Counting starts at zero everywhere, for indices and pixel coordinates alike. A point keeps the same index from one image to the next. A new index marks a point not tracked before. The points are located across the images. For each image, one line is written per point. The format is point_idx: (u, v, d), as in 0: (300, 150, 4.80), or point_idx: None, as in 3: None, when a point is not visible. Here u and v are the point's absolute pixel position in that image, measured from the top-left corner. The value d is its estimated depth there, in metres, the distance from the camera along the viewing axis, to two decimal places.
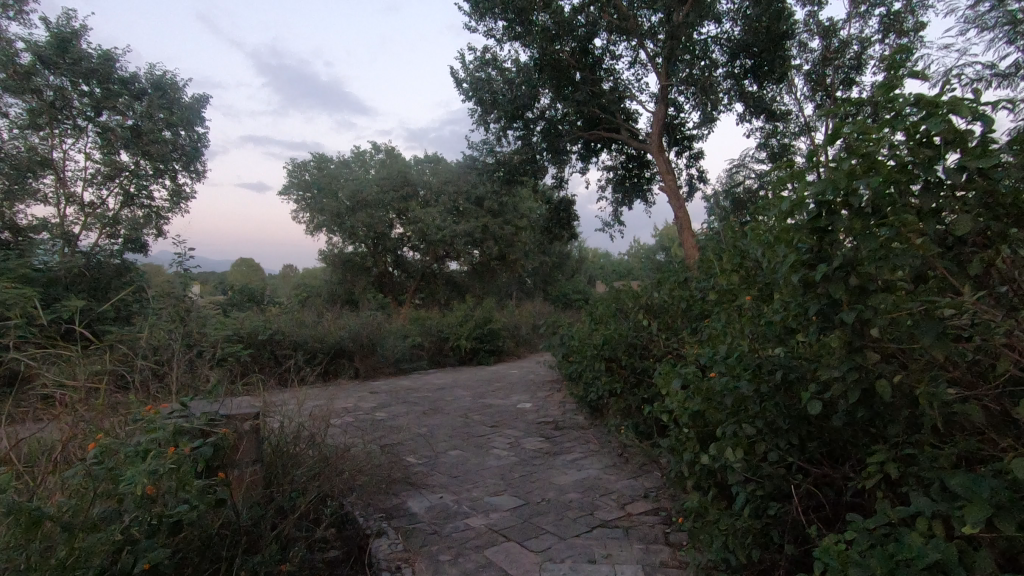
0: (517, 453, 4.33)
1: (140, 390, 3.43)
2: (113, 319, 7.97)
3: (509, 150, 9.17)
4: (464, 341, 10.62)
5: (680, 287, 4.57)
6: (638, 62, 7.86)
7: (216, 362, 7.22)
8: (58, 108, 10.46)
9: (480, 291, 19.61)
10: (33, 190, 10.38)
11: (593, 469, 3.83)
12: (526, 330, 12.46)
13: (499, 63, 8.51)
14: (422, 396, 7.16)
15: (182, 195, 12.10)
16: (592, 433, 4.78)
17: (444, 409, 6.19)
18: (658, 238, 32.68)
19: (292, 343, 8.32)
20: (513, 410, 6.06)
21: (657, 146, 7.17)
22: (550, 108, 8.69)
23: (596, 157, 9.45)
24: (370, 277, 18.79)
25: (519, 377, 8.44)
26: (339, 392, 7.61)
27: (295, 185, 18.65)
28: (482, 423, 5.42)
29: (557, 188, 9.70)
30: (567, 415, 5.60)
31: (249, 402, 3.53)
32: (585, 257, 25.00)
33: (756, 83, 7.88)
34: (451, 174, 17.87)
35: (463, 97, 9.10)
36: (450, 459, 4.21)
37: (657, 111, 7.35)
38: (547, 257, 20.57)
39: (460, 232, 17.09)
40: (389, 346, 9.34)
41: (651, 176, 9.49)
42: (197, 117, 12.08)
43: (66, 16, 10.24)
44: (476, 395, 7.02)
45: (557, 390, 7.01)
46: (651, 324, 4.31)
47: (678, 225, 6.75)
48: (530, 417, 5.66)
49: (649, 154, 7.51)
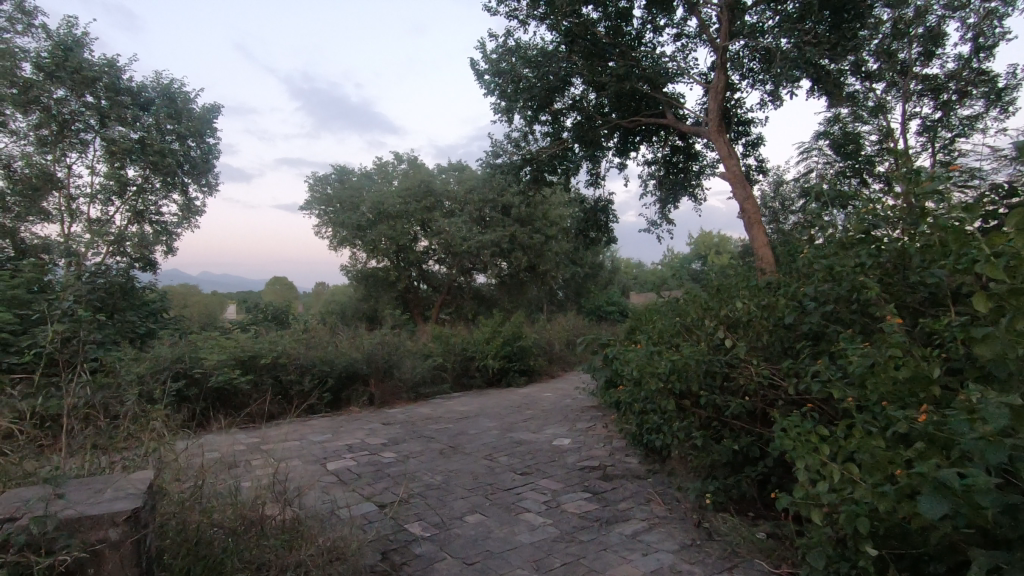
0: (556, 519, 3.23)
1: (20, 459, 2.47)
2: (103, 343, 7.27)
3: (536, 147, 8.23)
4: (491, 360, 9.58)
5: (769, 294, 3.45)
6: (685, 35, 6.78)
7: (205, 391, 6.41)
8: (64, 122, 10.08)
9: (509, 306, 18.61)
10: (43, 208, 10.09)
11: (665, 553, 2.71)
12: (558, 347, 11.39)
13: (523, 48, 7.50)
14: (443, 428, 6.16)
15: (194, 209, 11.51)
16: (657, 489, 3.65)
17: (465, 447, 5.15)
18: (692, 246, 31.33)
19: (298, 366, 7.40)
20: (550, 448, 4.98)
21: (716, 127, 5.98)
22: (584, 97, 7.69)
23: (635, 151, 8.35)
24: (394, 292, 18.06)
25: (554, 403, 7.36)
26: (350, 424, 6.66)
27: (317, 200, 18.01)
28: (510, 470, 4.34)
29: (592, 186, 8.58)
30: (618, 457, 4.49)
31: (173, 480, 2.54)
32: (619, 267, 23.76)
33: (834, 62, 7.00)
34: (476, 181, 16.84)
35: (484, 90, 8.16)
36: (468, 530, 3.13)
37: (715, 86, 6.15)
38: (578, 268, 19.47)
39: (486, 242, 16.09)
40: (407, 368, 8.37)
41: (700, 169, 8.30)
42: (208, 128, 11.47)
43: (67, 23, 9.77)
44: (505, 428, 5.96)
45: (600, 421, 5.88)
46: (735, 344, 3.18)
47: (745, 220, 5.56)
48: (570, 460, 4.56)
49: (704, 138, 6.28)
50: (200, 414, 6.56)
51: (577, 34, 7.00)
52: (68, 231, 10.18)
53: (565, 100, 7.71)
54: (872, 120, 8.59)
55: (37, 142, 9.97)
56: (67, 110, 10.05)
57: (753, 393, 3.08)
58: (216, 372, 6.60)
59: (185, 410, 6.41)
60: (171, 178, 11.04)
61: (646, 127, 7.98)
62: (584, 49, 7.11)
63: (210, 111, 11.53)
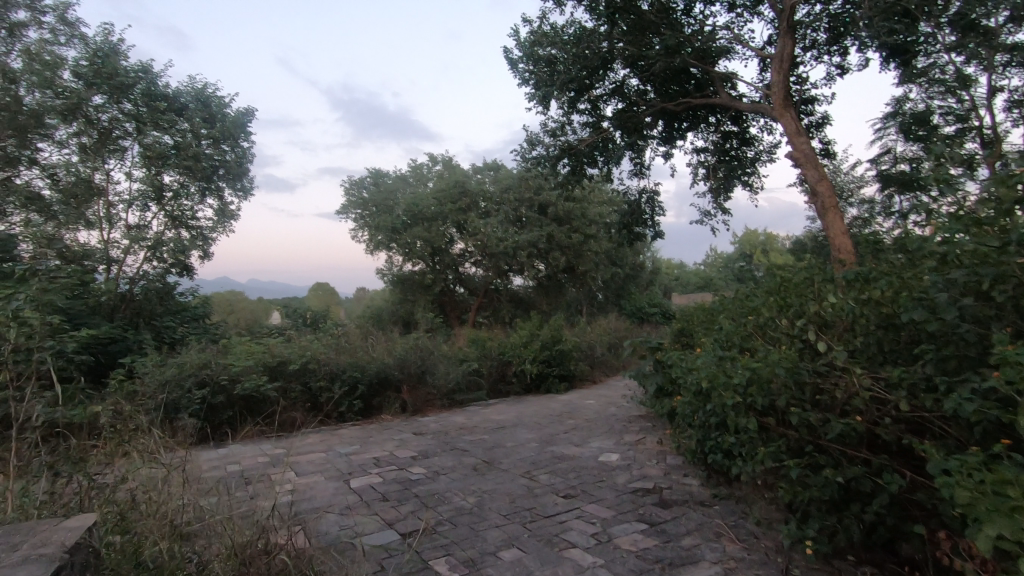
0: (608, 559, 2.70)
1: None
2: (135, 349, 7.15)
3: (574, 138, 7.79)
4: (529, 365, 9.07)
5: (868, 287, 2.83)
6: (739, 6, 6.15)
7: (231, 397, 6.16)
8: (107, 130, 10.18)
9: (547, 308, 18.13)
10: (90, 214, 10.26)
11: None
12: (600, 351, 10.82)
13: (560, 30, 7.00)
14: (478, 439, 5.69)
15: (229, 214, 11.48)
16: (728, 521, 3.07)
17: (502, 464, 4.65)
18: (736, 245, 30.12)
19: (328, 372, 7.09)
20: (596, 465, 4.43)
21: (781, 101, 5.33)
22: (625, 82, 7.18)
23: (682, 139, 7.74)
24: (431, 295, 17.84)
25: (597, 412, 6.80)
26: (380, 434, 6.28)
27: (354, 203, 17.98)
28: (552, 492, 3.82)
29: (636, 178, 7.99)
30: (676, 479, 3.91)
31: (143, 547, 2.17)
32: (660, 267, 22.98)
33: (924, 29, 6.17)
34: (511, 181, 16.35)
35: (519, 79, 7.70)
36: (503, 570, 2.64)
37: (778, 52, 5.48)
38: (619, 268, 18.79)
39: (523, 243, 15.62)
40: (441, 374, 7.98)
41: (755, 156, 7.62)
42: (241, 132, 11.54)
43: (104, 30, 9.81)
44: (546, 440, 5.44)
45: (652, 434, 5.29)
46: (831, 348, 2.59)
47: (817, 206, 4.91)
48: (619, 480, 4.00)
49: (766, 113, 5.58)
50: (228, 423, 6.30)
51: (618, 12, 6.47)
52: (107, 238, 10.22)
53: (605, 86, 7.20)
54: (953, 96, 7.59)
55: (79, 151, 10.03)
56: (106, 117, 10.11)
57: (856, 409, 2.48)
58: (243, 379, 6.35)
59: (212, 419, 6.16)
60: (207, 183, 11.04)
61: (694, 112, 7.37)
62: (625, 27, 6.58)
63: (244, 114, 11.59)
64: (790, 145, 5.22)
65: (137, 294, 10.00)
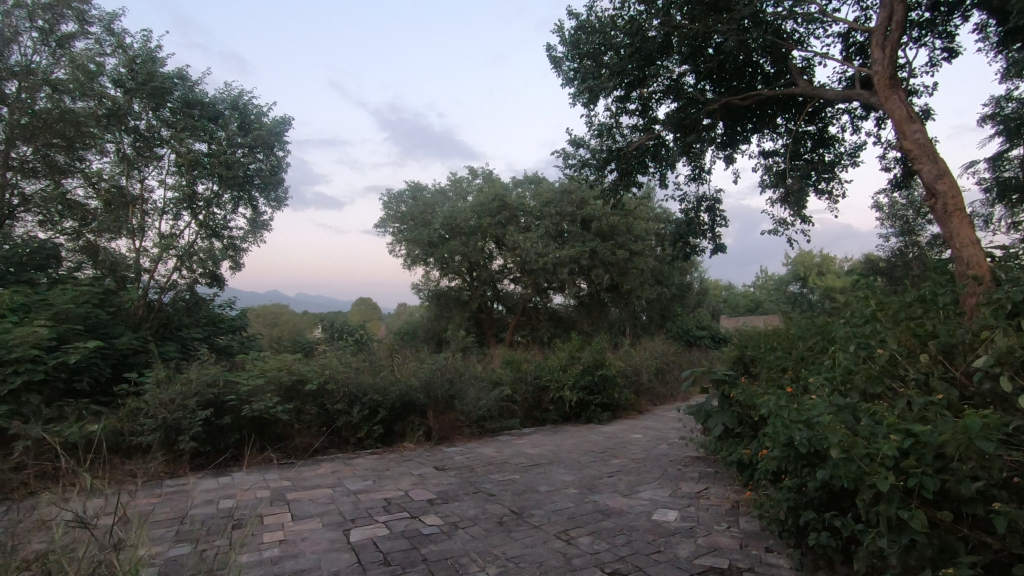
0: None
1: None
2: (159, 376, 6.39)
3: (623, 140, 7.06)
4: (569, 392, 8.21)
5: None
6: None
7: (242, 418, 5.61)
8: (147, 138, 10.06)
9: (588, 328, 17.27)
10: (131, 224, 9.84)
11: None
12: (646, 376, 9.87)
13: (608, 21, 6.28)
14: (508, 479, 4.90)
15: (262, 224, 11.17)
16: None
17: (533, 517, 3.83)
18: (790, 266, 28.59)
19: (348, 394, 6.43)
20: (650, 527, 3.55)
21: (886, 81, 4.69)
22: (682, 78, 6.44)
23: (746, 142, 6.90)
24: (467, 311, 17.32)
25: (646, 450, 5.90)
26: (397, 466, 5.56)
27: (392, 216, 17.73)
28: (595, 566, 2.98)
29: (694, 183, 7.14)
30: (757, 556, 3.01)
31: None
32: (708, 288, 21.77)
33: None
34: (553, 194, 15.59)
35: (562, 78, 7.05)
36: None
37: (881, 24, 4.84)
38: (665, 288, 17.72)
39: (565, 258, 14.82)
40: (470, 399, 7.25)
41: (835, 159, 6.68)
42: (276, 140, 11.29)
43: (144, 37, 9.71)
44: (588, 486, 4.60)
45: (716, 487, 4.37)
46: None
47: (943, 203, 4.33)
48: (682, 552, 3.13)
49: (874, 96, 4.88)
50: (236, 447, 5.73)
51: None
52: (138, 246, 9.97)
53: (660, 81, 6.45)
54: None
55: (118, 160, 9.85)
56: (143, 124, 9.98)
57: None
58: (252, 400, 5.76)
59: (216, 443, 5.59)
60: (239, 192, 10.81)
61: (761, 110, 6.55)
62: (685, 15, 5.81)
63: (280, 122, 11.35)
64: (901, 133, 4.65)
65: (165, 305, 9.81)
